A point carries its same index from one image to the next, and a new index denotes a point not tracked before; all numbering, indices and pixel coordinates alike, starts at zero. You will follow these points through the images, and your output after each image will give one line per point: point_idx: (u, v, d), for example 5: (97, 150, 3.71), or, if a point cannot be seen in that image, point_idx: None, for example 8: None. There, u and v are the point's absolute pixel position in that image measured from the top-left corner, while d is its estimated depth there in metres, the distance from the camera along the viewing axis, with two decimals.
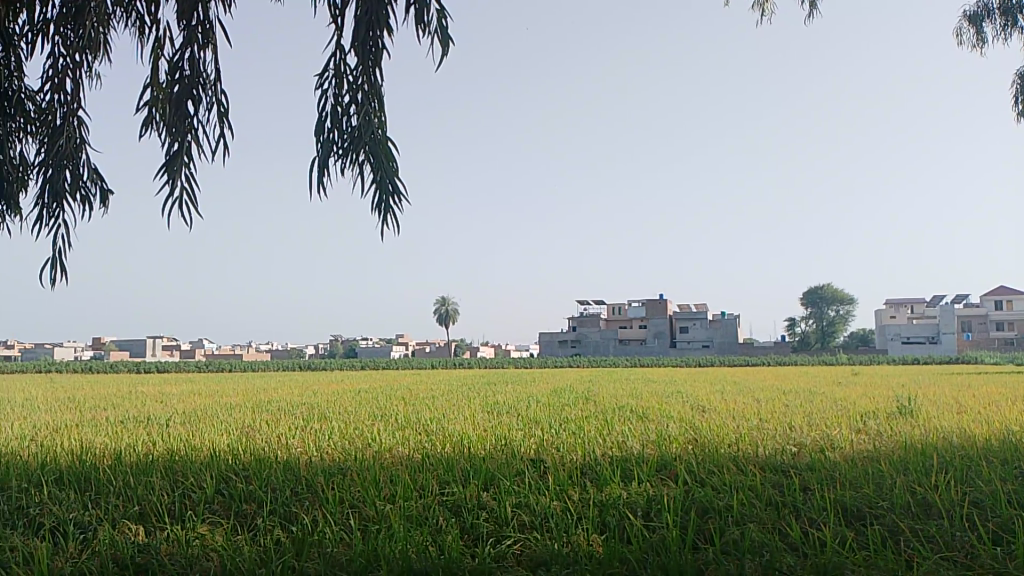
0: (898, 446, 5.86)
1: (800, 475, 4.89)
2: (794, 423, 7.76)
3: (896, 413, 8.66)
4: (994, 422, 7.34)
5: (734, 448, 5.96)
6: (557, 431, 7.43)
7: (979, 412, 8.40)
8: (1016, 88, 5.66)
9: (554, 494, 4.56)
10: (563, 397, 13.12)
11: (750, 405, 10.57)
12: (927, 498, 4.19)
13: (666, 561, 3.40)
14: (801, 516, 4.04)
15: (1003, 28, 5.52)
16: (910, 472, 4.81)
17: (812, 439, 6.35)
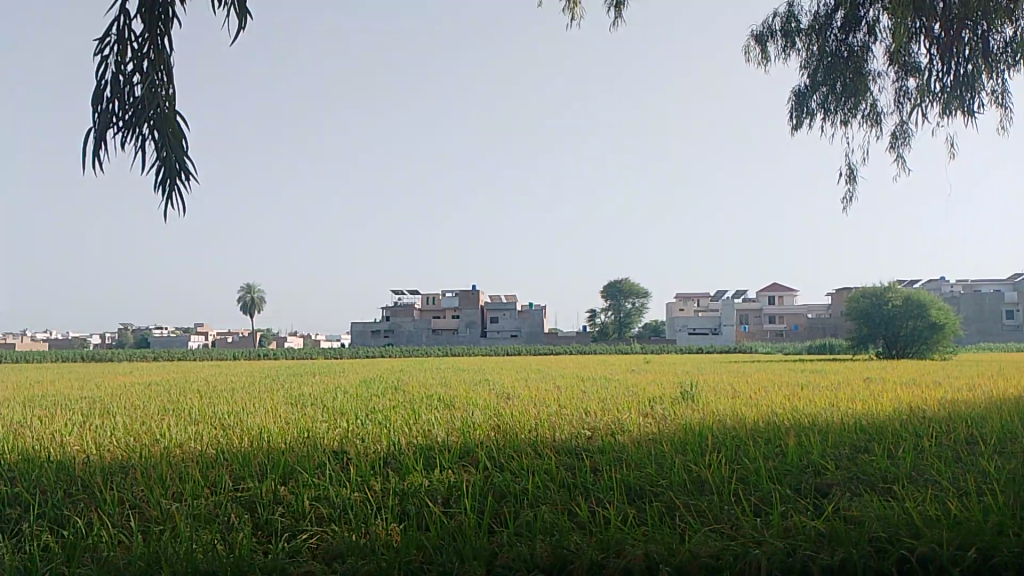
0: (679, 429, 6.35)
1: (592, 458, 5.18)
2: (591, 409, 8.16)
3: (680, 398, 9.37)
4: (763, 405, 8.15)
5: (534, 433, 6.18)
6: (362, 422, 7.33)
7: (750, 397, 9.30)
8: (790, 105, 5.98)
9: (355, 484, 4.50)
10: (370, 387, 12.98)
11: (552, 392, 11.01)
12: (701, 476, 4.58)
13: (461, 546, 3.46)
14: (590, 496, 4.27)
15: (783, 48, 5.91)
16: (688, 452, 5.24)
17: (606, 424, 6.69)
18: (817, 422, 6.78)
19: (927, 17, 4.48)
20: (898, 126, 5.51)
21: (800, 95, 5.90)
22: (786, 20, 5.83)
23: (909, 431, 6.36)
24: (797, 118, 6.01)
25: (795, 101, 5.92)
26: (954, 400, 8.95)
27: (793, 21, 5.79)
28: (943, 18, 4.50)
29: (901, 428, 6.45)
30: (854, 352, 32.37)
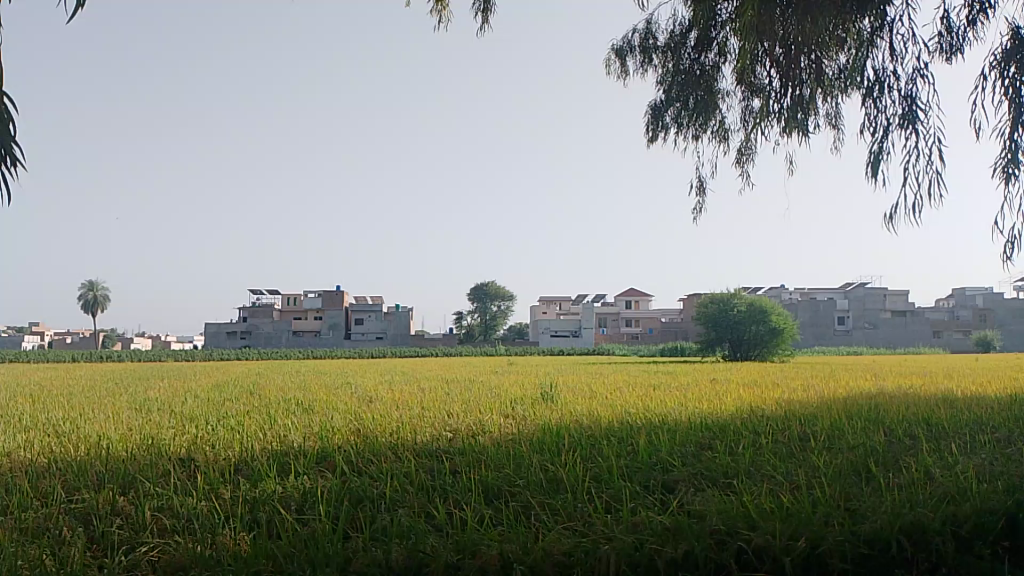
0: (538, 429, 6.48)
1: (451, 460, 5.20)
2: (452, 411, 8.18)
3: (540, 399, 9.56)
4: (618, 406, 8.46)
5: (394, 437, 6.13)
6: (214, 427, 7.01)
7: (606, 397, 9.63)
8: (648, 118, 6.25)
9: (203, 493, 4.30)
10: (224, 391, 12.44)
11: (414, 395, 10.95)
12: (556, 475, 4.71)
13: (314, 552, 3.39)
14: (448, 498, 4.28)
15: (641, 63, 6.19)
16: (545, 452, 5.36)
17: (467, 426, 6.73)
18: (668, 421, 7.10)
19: (769, 41, 4.83)
20: (744, 142, 5.89)
21: (657, 109, 6.19)
22: (644, 37, 6.11)
23: (750, 429, 6.79)
24: (653, 131, 6.30)
25: (652, 115, 6.21)
26: (789, 399, 9.63)
27: (651, 38, 6.09)
28: (783, 44, 4.86)
29: (743, 426, 6.87)
30: (703, 354, 34.15)
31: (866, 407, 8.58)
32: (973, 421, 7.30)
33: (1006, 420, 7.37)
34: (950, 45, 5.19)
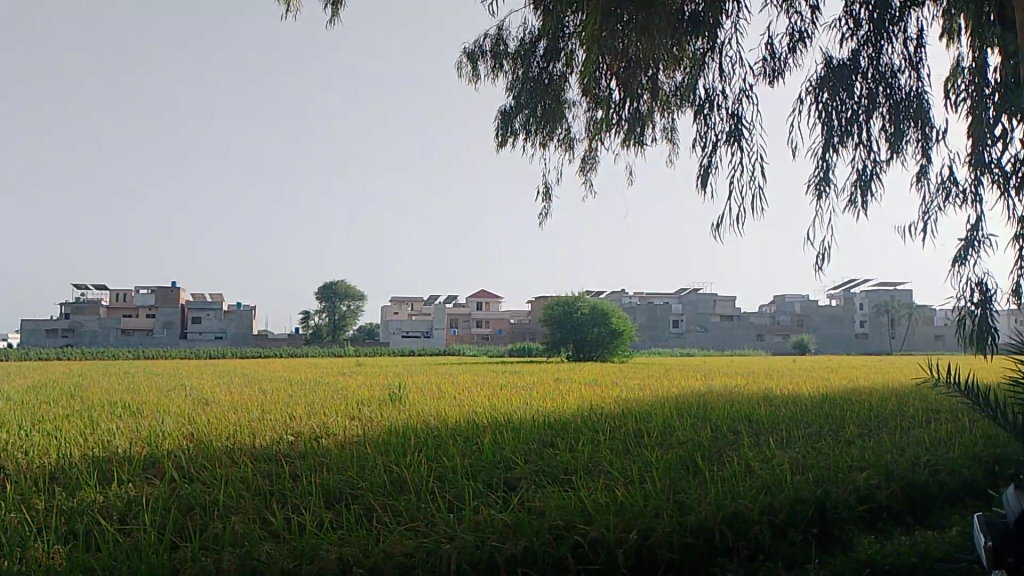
0: (383, 430, 6.41)
1: (291, 464, 5.05)
2: (294, 412, 7.94)
3: (386, 400, 9.47)
4: (465, 406, 8.52)
5: (231, 440, 5.87)
6: (26, 433, 6.43)
7: (454, 397, 9.69)
8: (498, 122, 6.36)
9: (10, 505, 3.94)
10: (39, 394, 11.44)
11: (254, 397, 10.53)
12: (400, 476, 4.68)
13: (138, 564, 3.19)
14: (286, 503, 4.16)
15: (492, 68, 6.31)
16: (389, 453, 5.32)
17: (309, 429, 6.55)
18: (513, 420, 7.23)
19: (611, 56, 5.06)
20: (587, 151, 6.10)
21: (507, 113, 6.31)
22: (495, 43, 6.23)
23: (590, 427, 7.04)
24: (503, 135, 6.42)
25: (502, 119, 6.32)
26: (628, 398, 10.08)
27: (502, 44, 6.21)
28: (623, 59, 5.10)
29: (584, 424, 7.12)
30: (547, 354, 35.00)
31: (696, 405, 9.13)
32: (788, 418, 7.93)
33: (816, 416, 8.08)
34: (772, 70, 5.61)
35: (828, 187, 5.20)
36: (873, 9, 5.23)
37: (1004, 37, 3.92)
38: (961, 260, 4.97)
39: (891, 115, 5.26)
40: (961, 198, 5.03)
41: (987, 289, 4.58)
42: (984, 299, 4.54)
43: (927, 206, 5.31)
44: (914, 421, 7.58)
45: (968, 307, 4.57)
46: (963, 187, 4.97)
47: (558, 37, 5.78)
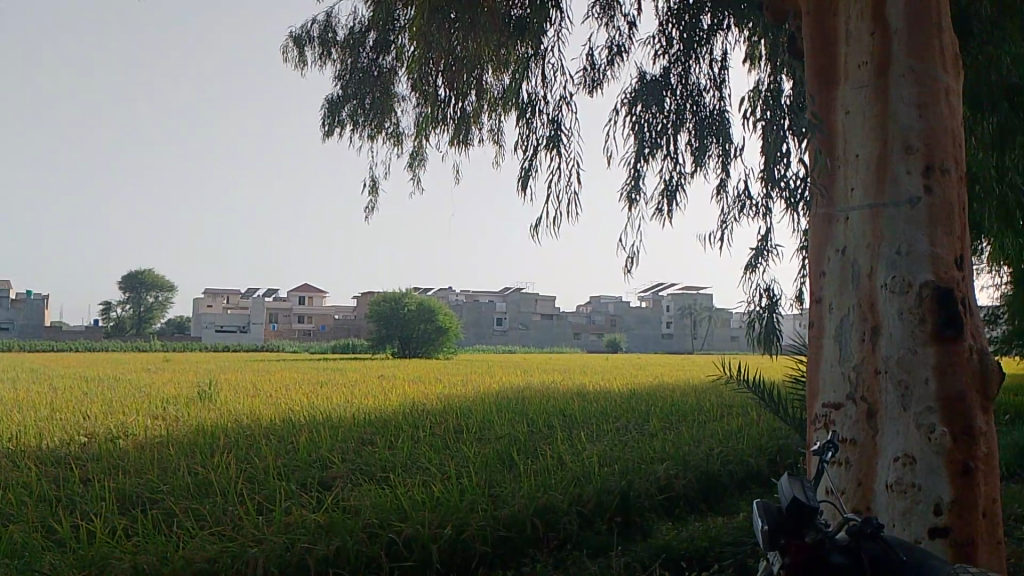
0: (190, 430, 6.05)
1: (83, 467, 4.67)
2: (88, 411, 7.32)
3: (194, 398, 8.95)
4: (281, 403, 8.23)
5: (13, 443, 5.31)
6: None
7: (270, 395, 9.35)
8: (325, 112, 6.21)
9: None
10: None
11: (42, 395, 9.60)
12: (206, 477, 4.46)
13: None
14: (75, 509, 3.85)
15: (319, 55, 6.14)
16: (196, 454, 5.05)
17: (105, 429, 6.06)
18: (330, 418, 7.07)
19: (438, 54, 5.11)
20: (415, 147, 6.09)
21: (334, 104, 6.18)
22: (323, 30, 6.07)
23: (409, 423, 7.03)
24: (329, 126, 6.27)
25: (329, 109, 6.18)
26: (449, 394, 10.15)
27: (330, 32, 6.07)
28: (451, 57, 5.15)
29: (403, 421, 7.09)
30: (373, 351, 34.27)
31: (514, 400, 9.35)
32: (599, 413, 8.32)
33: (625, 411, 8.53)
34: (591, 80, 5.87)
35: (639, 195, 5.51)
36: (683, 29, 5.61)
37: (793, 65, 4.38)
38: (752, 267, 5.43)
39: (697, 131, 5.64)
40: (754, 210, 5.49)
41: (774, 295, 4.93)
42: (771, 304, 4.90)
43: (724, 217, 5.74)
44: (711, 415, 8.21)
45: (758, 310, 4.92)
46: (755, 200, 5.44)
47: (388, 29, 5.72)
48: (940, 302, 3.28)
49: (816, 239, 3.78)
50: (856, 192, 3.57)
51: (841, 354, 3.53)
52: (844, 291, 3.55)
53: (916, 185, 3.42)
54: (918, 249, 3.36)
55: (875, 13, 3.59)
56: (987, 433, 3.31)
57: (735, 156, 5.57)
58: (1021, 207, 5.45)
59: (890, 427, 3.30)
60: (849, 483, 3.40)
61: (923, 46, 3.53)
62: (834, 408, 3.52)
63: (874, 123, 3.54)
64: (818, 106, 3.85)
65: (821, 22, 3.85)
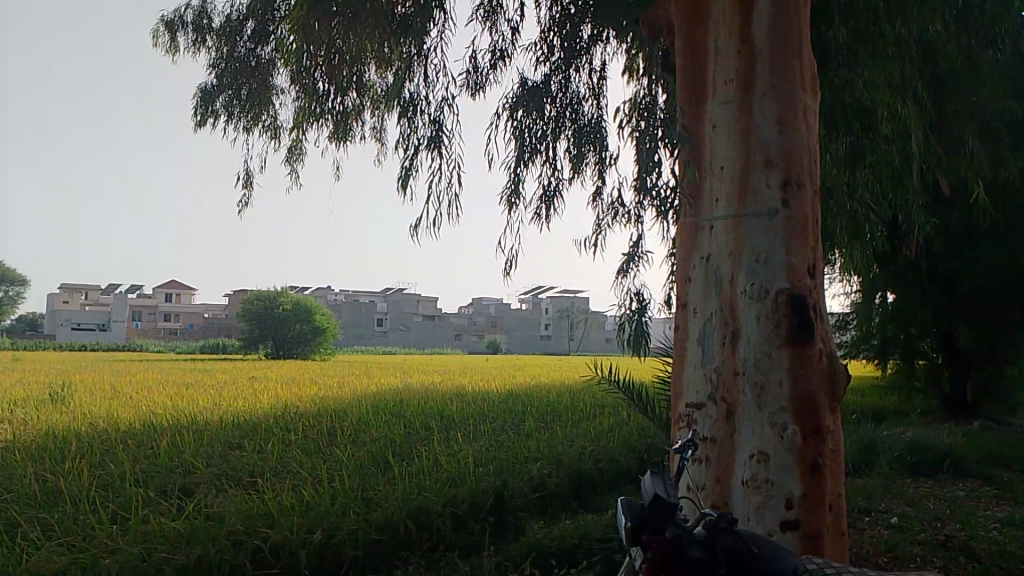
0: (40, 434, 5.64)
1: None
2: None
3: (44, 400, 8.35)
4: (143, 406, 7.80)
5: None
6: None
7: (129, 397, 8.84)
8: (196, 101, 5.94)
9: None
10: None
11: None
12: (55, 486, 4.20)
13: None
14: None
15: (192, 41, 5.87)
16: (45, 461, 4.71)
17: None
18: (196, 421, 6.76)
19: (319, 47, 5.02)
20: (294, 141, 5.93)
21: (206, 93, 5.92)
22: (197, 15, 5.81)
23: (280, 426, 6.82)
24: (201, 115, 6.00)
25: (201, 99, 5.92)
26: (323, 396, 9.95)
27: (205, 18, 5.81)
28: (332, 50, 5.07)
29: (274, 424, 6.87)
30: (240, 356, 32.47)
31: (390, 402, 9.24)
32: (475, 413, 8.36)
33: (500, 411, 8.60)
34: (475, 83, 5.88)
35: (518, 199, 5.56)
36: (564, 39, 5.75)
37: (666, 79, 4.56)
38: (624, 272, 5.61)
39: (576, 138, 5.76)
40: (626, 217, 5.67)
41: (644, 299, 5.10)
42: (640, 307, 5.07)
43: (599, 222, 5.90)
44: (583, 415, 8.42)
45: (629, 313, 5.08)
46: (628, 208, 5.62)
47: (268, 19, 5.54)
48: (794, 308, 3.50)
49: (684, 247, 3.93)
50: (721, 202, 3.75)
51: (704, 356, 3.68)
52: (708, 296, 3.71)
53: (775, 197, 3.63)
54: (776, 258, 3.56)
55: (742, 33, 3.79)
56: (833, 431, 3.54)
57: (610, 164, 5.72)
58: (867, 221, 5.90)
59: (747, 426, 3.48)
60: (709, 480, 3.55)
61: (784, 67, 3.75)
62: (697, 408, 3.67)
63: (739, 138, 3.73)
64: (687, 118, 4.02)
65: (693, 38, 4.02)
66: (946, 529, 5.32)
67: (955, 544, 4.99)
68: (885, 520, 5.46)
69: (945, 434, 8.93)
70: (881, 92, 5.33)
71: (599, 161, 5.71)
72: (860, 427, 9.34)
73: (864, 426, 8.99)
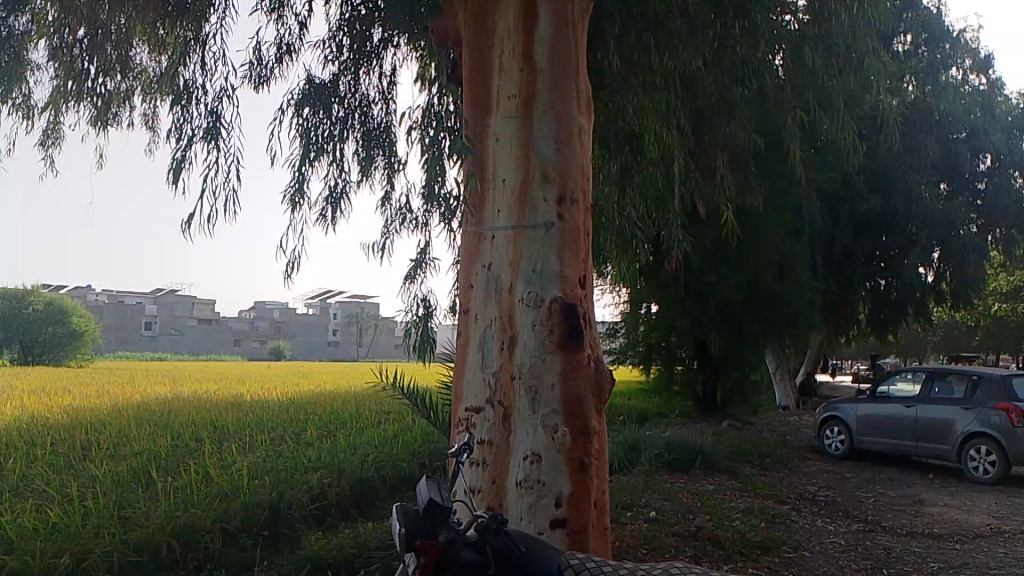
0: None
1: None
2: None
3: None
4: None
5: None
6: None
7: None
8: None
9: None
10: None
11: None
12: None
13: None
14: None
15: None
16: None
17: None
18: None
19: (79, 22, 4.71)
20: (49, 123, 5.39)
21: None
22: None
23: (25, 440, 6.15)
24: None
25: None
26: (77, 405, 9.07)
27: None
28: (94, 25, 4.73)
29: (17, 438, 6.17)
30: None
31: (157, 412, 8.61)
32: (253, 423, 7.99)
33: (280, 420, 8.29)
34: (258, 75, 5.95)
35: (301, 198, 5.58)
36: (354, 40, 5.79)
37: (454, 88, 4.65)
38: (412, 278, 5.81)
39: (364, 142, 5.77)
40: (413, 223, 5.75)
41: (431, 305, 5.16)
42: (427, 312, 5.13)
43: (387, 228, 5.93)
44: (368, 422, 8.34)
45: (415, 318, 5.13)
46: (415, 215, 5.71)
47: None
48: (566, 316, 3.70)
49: (466, 254, 4.01)
50: (502, 213, 3.87)
51: (483, 361, 3.77)
52: (488, 303, 3.81)
53: (551, 211, 3.82)
54: (551, 268, 3.74)
55: (525, 52, 3.96)
56: (599, 432, 3.76)
57: (398, 169, 5.75)
58: (635, 237, 6.37)
59: (522, 428, 3.61)
60: (484, 482, 3.63)
61: (562, 88, 3.96)
62: (475, 412, 3.74)
63: (520, 152, 3.88)
64: (471, 129, 4.12)
65: (479, 52, 4.13)
66: (696, 521, 5.84)
67: (703, 534, 5.49)
68: (645, 515, 5.89)
69: (698, 434, 9.82)
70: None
71: (388, 166, 5.73)
72: (627, 427, 10.02)
73: (630, 427, 9.66)
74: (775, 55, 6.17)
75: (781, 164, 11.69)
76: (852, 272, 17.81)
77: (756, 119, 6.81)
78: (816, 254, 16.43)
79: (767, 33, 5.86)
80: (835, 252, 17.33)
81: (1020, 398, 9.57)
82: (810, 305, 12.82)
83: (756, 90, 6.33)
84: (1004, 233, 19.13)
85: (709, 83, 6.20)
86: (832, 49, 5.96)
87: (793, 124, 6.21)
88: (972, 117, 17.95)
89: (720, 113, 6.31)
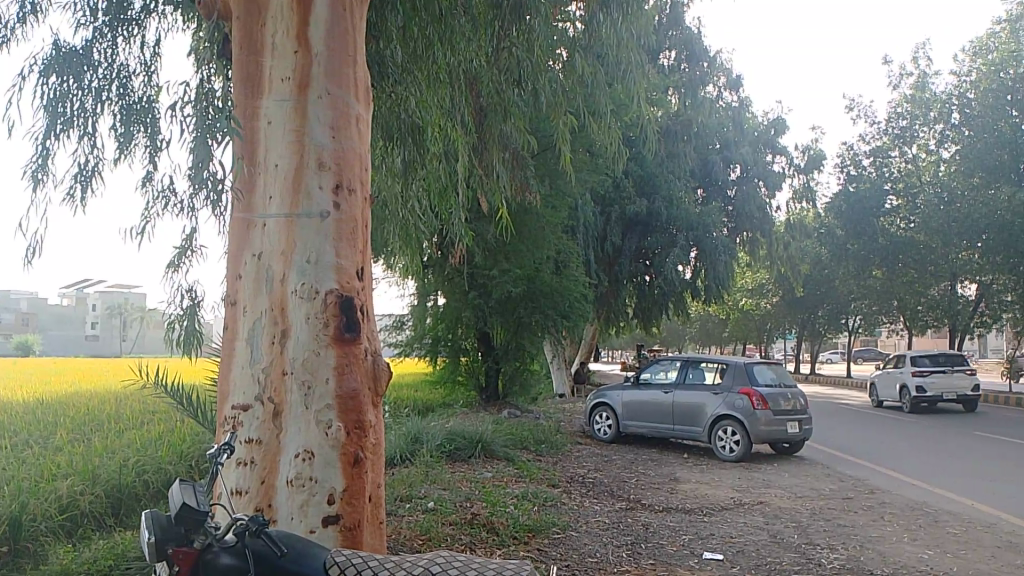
0: None
1: None
2: None
3: None
4: None
5: None
6: None
7: None
8: None
9: None
10: None
11: None
12: None
13: None
14: None
15: None
16: None
17: None
18: None
19: None
20: None
21: None
22: None
23: None
24: None
25: None
26: None
27: None
28: None
29: None
30: None
31: None
32: None
33: (25, 423, 7.49)
34: None
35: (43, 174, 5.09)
36: (108, 3, 5.50)
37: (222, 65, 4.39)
38: (175, 265, 5.53)
39: (122, 116, 5.33)
40: (176, 207, 5.42)
41: (196, 298, 4.84)
42: (191, 306, 4.82)
43: (147, 213, 5.52)
44: (128, 422, 7.76)
45: (179, 313, 4.82)
46: (179, 198, 5.36)
47: None
48: (341, 309, 3.63)
49: (234, 242, 3.80)
50: (274, 200, 3.72)
51: (251, 356, 3.61)
52: (257, 296, 3.65)
53: (326, 200, 3.73)
54: (325, 259, 3.66)
55: (299, 34, 3.83)
56: (375, 425, 3.73)
57: (159, 147, 5.28)
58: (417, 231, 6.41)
59: (293, 425, 3.50)
60: (252, 482, 3.48)
61: (337, 75, 3.87)
62: (243, 410, 3.57)
63: (292, 137, 3.75)
64: (240, 112, 3.91)
65: (248, 29, 3.93)
66: (472, 508, 6.00)
67: (479, 521, 5.65)
68: (423, 506, 5.95)
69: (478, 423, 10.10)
70: (432, 112, 5.88)
71: (150, 144, 5.28)
72: (409, 420, 10.08)
73: (412, 420, 9.72)
74: (555, 60, 6.52)
75: (558, 164, 12.31)
76: (622, 269, 19.12)
77: (531, 120, 7.10)
78: (590, 251, 17.42)
79: (541, 36, 6.14)
80: (608, 249, 18.51)
81: (759, 383, 10.74)
82: (583, 300, 13.59)
83: (531, 92, 6.61)
84: (749, 236, 21.43)
85: (487, 84, 6.39)
86: (601, 59, 6.31)
87: (563, 127, 6.57)
88: (726, 130, 19.97)
89: (498, 112, 6.54)
